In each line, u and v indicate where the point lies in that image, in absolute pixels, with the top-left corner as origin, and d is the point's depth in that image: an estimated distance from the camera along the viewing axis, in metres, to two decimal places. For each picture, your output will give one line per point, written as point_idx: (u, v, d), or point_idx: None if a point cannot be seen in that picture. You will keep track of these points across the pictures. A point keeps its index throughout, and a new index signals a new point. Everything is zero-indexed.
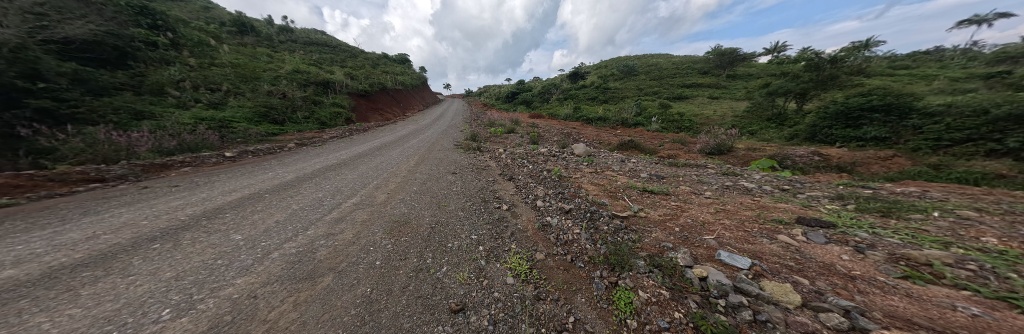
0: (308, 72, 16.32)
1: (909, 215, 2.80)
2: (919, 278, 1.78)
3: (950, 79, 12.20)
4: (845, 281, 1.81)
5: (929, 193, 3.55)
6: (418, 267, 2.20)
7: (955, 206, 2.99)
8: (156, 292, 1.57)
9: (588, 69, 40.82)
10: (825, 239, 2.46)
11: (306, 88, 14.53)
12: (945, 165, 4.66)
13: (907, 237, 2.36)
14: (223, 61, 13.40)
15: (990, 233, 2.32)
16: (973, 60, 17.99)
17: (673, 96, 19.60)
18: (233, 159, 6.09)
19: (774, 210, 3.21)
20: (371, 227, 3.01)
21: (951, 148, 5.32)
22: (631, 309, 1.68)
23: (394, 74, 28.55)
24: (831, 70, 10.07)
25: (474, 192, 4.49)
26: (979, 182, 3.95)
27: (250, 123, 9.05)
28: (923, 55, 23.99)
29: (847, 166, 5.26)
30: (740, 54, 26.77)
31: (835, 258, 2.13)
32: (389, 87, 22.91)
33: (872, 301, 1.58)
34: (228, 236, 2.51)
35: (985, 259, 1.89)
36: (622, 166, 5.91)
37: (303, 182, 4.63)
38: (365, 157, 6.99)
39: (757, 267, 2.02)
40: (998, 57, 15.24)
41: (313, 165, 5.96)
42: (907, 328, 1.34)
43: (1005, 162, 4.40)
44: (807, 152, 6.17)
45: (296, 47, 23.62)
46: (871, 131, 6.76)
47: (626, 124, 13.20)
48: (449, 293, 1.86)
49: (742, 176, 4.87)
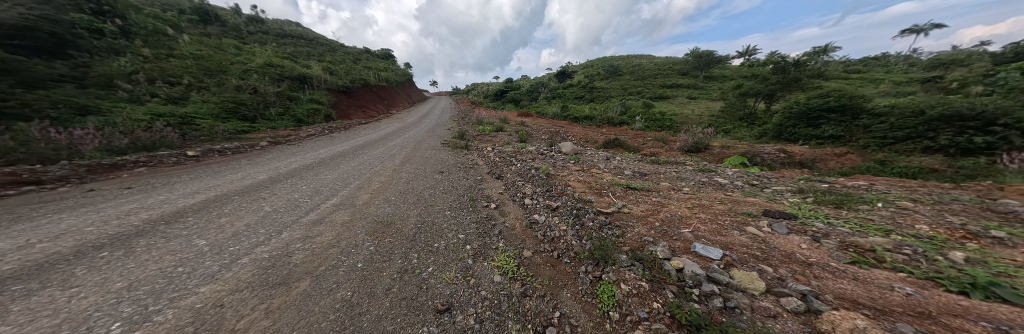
0: (282, 67, 15.40)
1: (859, 206, 3.08)
2: (865, 263, 1.97)
3: (894, 82, 13.54)
4: (803, 268, 1.97)
5: (875, 185, 3.94)
6: (403, 268, 2.15)
7: (896, 197, 3.33)
8: (105, 305, 1.43)
9: (575, 69, 41.49)
10: (788, 230, 2.65)
11: (280, 83, 13.69)
12: (889, 161, 5.16)
13: (855, 225, 2.60)
14: (184, 52, 12.30)
15: (922, 221, 2.62)
16: (913, 66, 20.05)
17: (655, 96, 20.35)
18: (197, 158, 5.64)
19: (744, 204, 3.43)
20: (352, 228, 2.90)
21: (895, 145, 5.93)
22: (614, 302, 1.74)
23: (377, 69, 27.52)
24: (795, 73, 10.87)
25: (462, 191, 4.44)
26: (916, 176, 4.42)
27: (217, 119, 8.40)
28: (871, 61, 26.49)
29: (808, 162, 5.72)
30: (715, 57, 28.18)
31: (795, 247, 2.31)
32: (371, 83, 22.08)
33: (826, 285, 1.73)
34: (190, 241, 2.32)
35: (919, 244, 2.13)
36: (606, 163, 6.08)
37: (277, 183, 4.37)
38: (346, 156, 6.70)
39: (728, 258, 2.15)
40: (933, 64, 17.05)
41: (289, 164, 5.63)
42: (852, 308, 1.49)
43: (937, 158, 4.96)
44: (773, 150, 6.63)
45: (268, 39, 22.14)
46: (829, 130, 7.39)
47: (611, 123, 13.54)
48: (435, 293, 1.84)
49: (717, 172, 5.15)
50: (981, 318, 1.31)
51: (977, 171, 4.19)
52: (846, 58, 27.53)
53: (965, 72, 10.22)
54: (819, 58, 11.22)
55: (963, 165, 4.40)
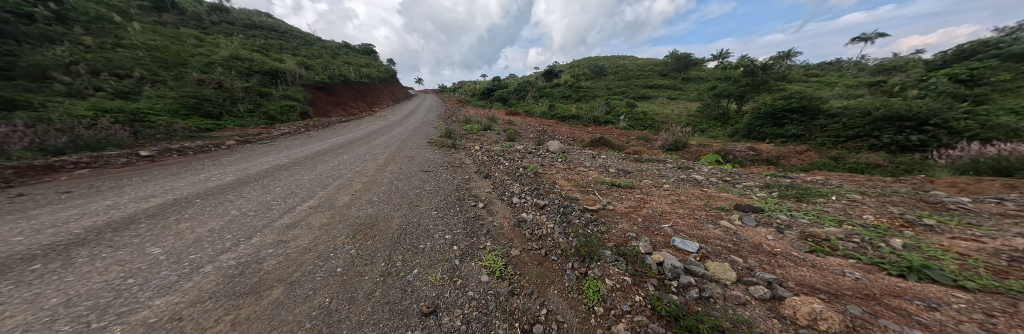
0: (251, 60, 14.36)
1: (816, 199, 3.37)
2: (822, 251, 2.15)
3: (847, 86, 14.89)
4: (769, 257, 2.12)
5: (830, 180, 4.32)
6: (386, 271, 2.09)
7: (847, 190, 3.67)
8: (35, 324, 1.27)
9: (562, 68, 41.97)
10: (756, 222, 2.83)
11: (249, 78, 12.78)
12: (841, 157, 5.66)
13: (813, 217, 2.84)
14: (134, 42, 11.13)
15: (868, 211, 2.91)
16: (861, 71, 22.20)
17: (638, 96, 21.06)
18: (153, 159, 5.16)
19: (718, 199, 3.63)
20: (331, 231, 2.78)
21: (846, 143, 6.53)
22: (599, 296, 1.79)
23: (357, 65, 26.40)
24: (762, 76, 11.65)
25: (449, 190, 4.36)
26: (864, 171, 4.88)
27: (176, 116, 7.70)
28: (827, 66, 29.00)
29: (774, 159, 6.16)
30: (692, 59, 29.59)
31: (763, 238, 2.47)
32: (351, 79, 21.15)
33: (789, 273, 1.87)
34: (143, 250, 2.11)
35: (866, 232, 2.36)
36: (592, 162, 6.22)
37: (247, 184, 4.08)
38: (325, 156, 6.38)
39: (703, 250, 2.27)
40: (878, 69, 18.95)
41: (260, 165, 5.27)
42: (810, 293, 1.63)
43: (881, 155, 5.51)
44: (744, 148, 7.06)
45: (235, 31, 20.55)
46: (791, 129, 8.01)
47: (596, 122, 13.86)
48: (421, 295, 1.80)
49: (694, 169, 5.41)
50: (916, 298, 1.47)
51: (911, 166, 4.71)
52: (805, 63, 29.95)
53: (904, 77, 11.43)
54: (783, 63, 12.11)
55: (901, 162, 4.92)
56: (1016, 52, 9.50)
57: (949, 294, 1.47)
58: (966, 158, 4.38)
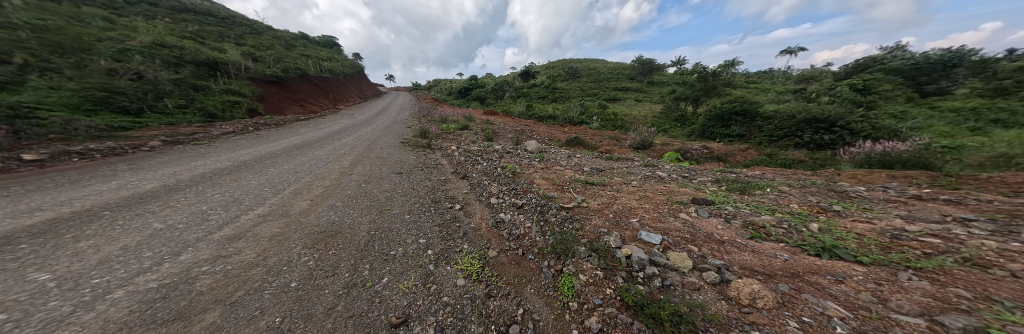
0: (182, 49, 12.41)
1: (755, 191, 3.82)
2: (760, 237, 2.44)
3: (778, 92, 17.22)
4: (719, 245, 2.35)
5: (767, 174, 4.94)
6: (351, 282, 1.93)
7: (779, 183, 4.23)
8: None
9: (538, 68, 42.74)
10: (708, 214, 3.12)
11: (180, 70, 11.09)
12: (774, 154, 6.52)
13: (754, 207, 3.21)
14: (12, 20, 8.96)
15: (794, 200, 3.38)
16: (788, 80, 25.94)
17: (609, 98, 22.15)
18: (43, 164, 4.20)
19: (678, 194, 3.96)
20: (284, 242, 2.49)
21: (778, 141, 7.53)
22: (573, 292, 1.84)
23: (318, 59, 24.21)
24: (713, 82, 12.98)
25: (424, 192, 4.19)
26: (791, 166, 5.68)
27: (77, 112, 6.38)
28: (763, 74, 33.34)
29: (724, 156, 6.88)
30: (655, 64, 32.00)
31: (714, 228, 2.74)
32: (310, 74, 19.40)
33: (735, 258, 2.10)
34: (23, 277, 1.69)
35: (793, 219, 2.74)
36: (567, 161, 6.40)
37: (175, 192, 3.52)
38: (278, 158, 5.77)
39: (665, 242, 2.44)
40: (801, 77, 22.19)
41: (194, 169, 4.58)
42: (750, 275, 1.84)
43: (803, 152, 6.45)
44: (699, 146, 7.79)
45: (160, 14, 17.59)
46: (736, 130, 9.02)
47: (571, 123, 14.29)
48: (390, 305, 1.69)
49: (658, 167, 5.83)
50: (828, 273, 1.75)
51: (823, 161, 5.59)
52: (746, 71, 34.13)
53: (819, 86, 13.55)
54: (729, 71, 13.65)
55: (817, 157, 5.80)
56: (894, 66, 11.78)
57: (851, 268, 1.77)
58: (863, 153, 5.30)
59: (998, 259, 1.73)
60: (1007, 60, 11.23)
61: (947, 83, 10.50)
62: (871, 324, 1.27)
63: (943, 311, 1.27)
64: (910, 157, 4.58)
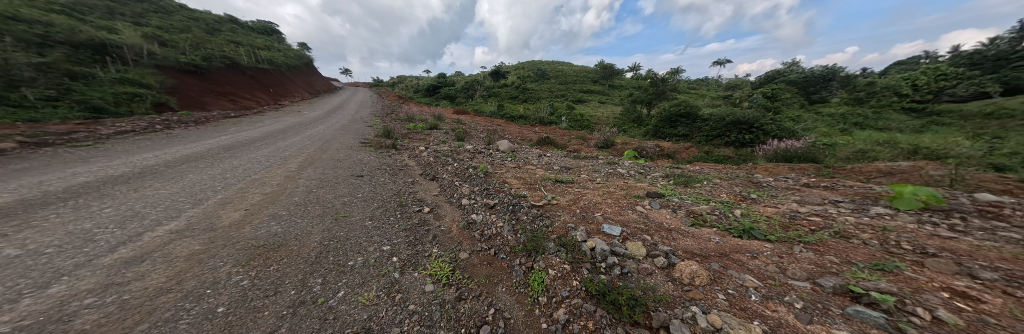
0: (51, 26, 9.67)
1: (696, 184, 4.38)
2: (699, 224, 2.79)
3: (714, 97, 19.99)
4: (668, 233, 2.62)
5: (707, 169, 5.67)
6: (299, 299, 1.72)
7: (715, 176, 4.89)
8: None
9: (509, 68, 43.09)
10: (660, 206, 3.47)
11: (48, 52, 8.63)
12: (711, 151, 7.52)
13: (697, 198, 3.66)
14: None
15: (725, 191, 3.95)
16: (719, 87, 30.35)
17: (575, 100, 23.26)
18: None
19: (636, 188, 4.33)
20: (209, 260, 2.11)
21: (714, 140, 8.68)
22: (542, 287, 1.89)
23: (254, 48, 20.96)
24: (663, 87, 14.46)
25: (388, 196, 3.91)
26: (723, 161, 6.62)
27: None
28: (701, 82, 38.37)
29: (673, 154, 7.71)
30: (616, 69, 34.59)
31: (665, 218, 3.05)
32: (244, 64, 16.70)
33: (681, 244, 2.35)
34: None
35: (725, 207, 3.18)
36: (538, 160, 6.55)
37: (41, 207, 2.74)
38: (202, 161, 4.89)
39: (624, 233, 2.65)
40: (731, 84, 26.06)
41: (73, 177, 3.62)
42: (693, 258, 2.08)
43: (733, 149, 7.55)
44: (653, 145, 8.61)
45: None
46: (682, 130, 10.19)
47: (541, 123, 14.65)
48: (346, 320, 1.54)
49: (619, 164, 6.29)
50: (747, 251, 2.08)
51: (746, 157, 6.63)
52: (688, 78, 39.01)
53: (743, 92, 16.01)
54: (675, 78, 15.35)
55: (741, 153, 6.86)
56: (794, 79, 14.53)
57: (764, 245, 2.14)
58: (773, 150, 6.41)
59: (855, 231, 2.26)
60: (865, 76, 14.61)
61: (827, 94, 13.30)
62: (776, 289, 1.54)
63: (821, 275, 1.61)
64: (804, 152, 5.69)
